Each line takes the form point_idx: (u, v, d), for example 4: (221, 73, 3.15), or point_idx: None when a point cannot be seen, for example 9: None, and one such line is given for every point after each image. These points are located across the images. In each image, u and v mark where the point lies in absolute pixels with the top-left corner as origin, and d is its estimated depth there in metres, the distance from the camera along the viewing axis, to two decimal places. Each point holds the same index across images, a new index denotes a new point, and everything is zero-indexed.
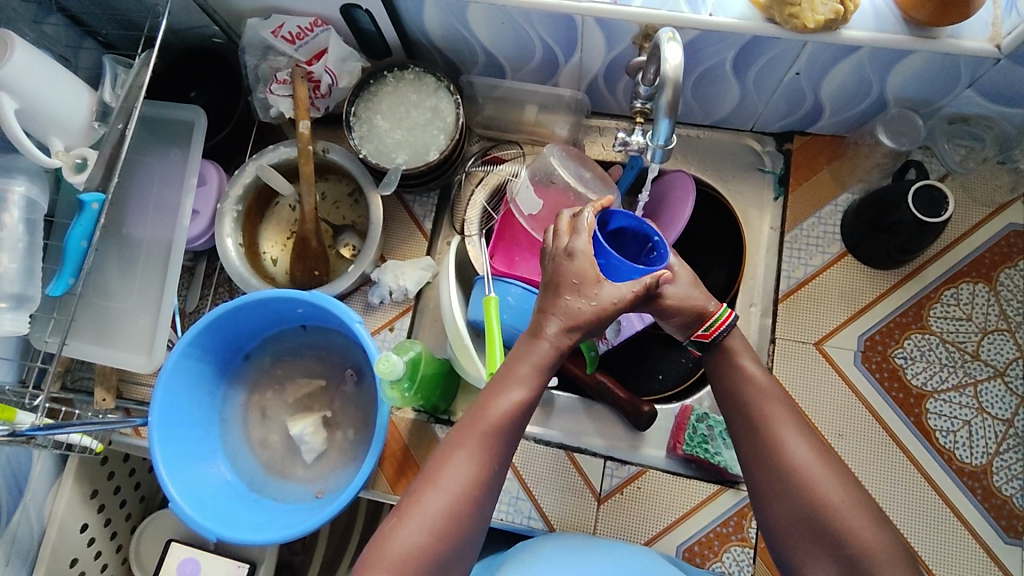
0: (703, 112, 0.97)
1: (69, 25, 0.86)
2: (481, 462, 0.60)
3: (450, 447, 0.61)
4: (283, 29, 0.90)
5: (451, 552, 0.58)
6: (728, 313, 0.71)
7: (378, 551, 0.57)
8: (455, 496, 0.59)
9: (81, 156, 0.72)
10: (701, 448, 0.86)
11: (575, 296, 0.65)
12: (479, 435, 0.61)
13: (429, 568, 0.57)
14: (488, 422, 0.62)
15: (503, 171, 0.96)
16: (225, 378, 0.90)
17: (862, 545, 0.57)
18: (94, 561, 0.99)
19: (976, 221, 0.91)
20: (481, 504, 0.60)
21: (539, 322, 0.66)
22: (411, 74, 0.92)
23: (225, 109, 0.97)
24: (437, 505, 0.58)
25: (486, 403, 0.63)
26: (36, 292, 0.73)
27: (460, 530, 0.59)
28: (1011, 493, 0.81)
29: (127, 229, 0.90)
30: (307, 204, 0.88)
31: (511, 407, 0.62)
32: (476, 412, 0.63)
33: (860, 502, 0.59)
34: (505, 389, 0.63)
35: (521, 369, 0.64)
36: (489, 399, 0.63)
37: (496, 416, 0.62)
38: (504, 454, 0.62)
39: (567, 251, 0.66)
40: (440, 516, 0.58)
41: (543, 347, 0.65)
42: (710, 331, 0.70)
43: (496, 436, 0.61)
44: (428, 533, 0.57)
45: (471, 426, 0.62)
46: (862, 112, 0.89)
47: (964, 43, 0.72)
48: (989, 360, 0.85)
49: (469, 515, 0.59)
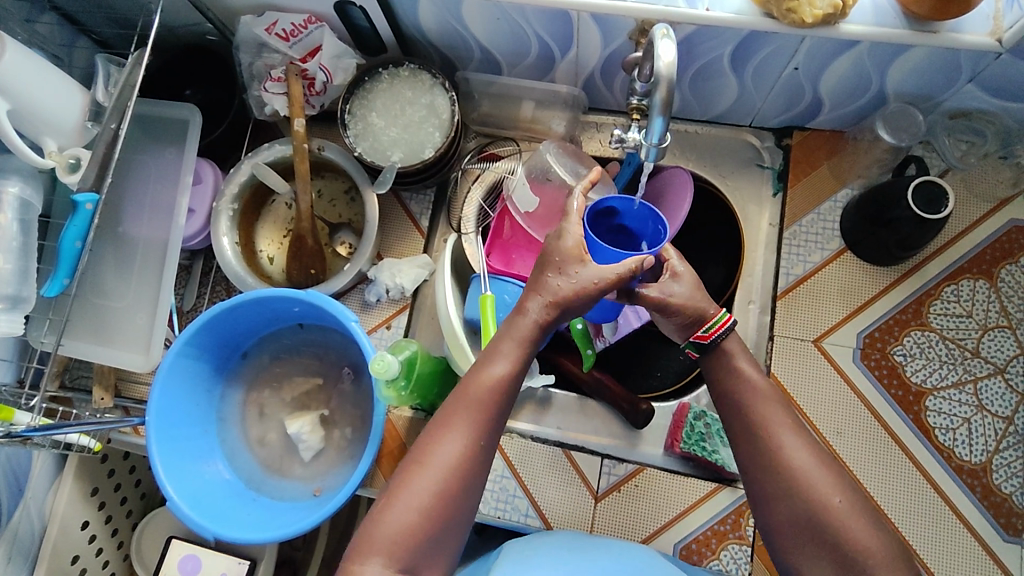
0: (701, 108, 0.96)
1: (62, 24, 0.86)
2: (467, 439, 0.60)
3: (437, 426, 0.61)
4: (276, 27, 0.89)
5: (441, 531, 0.58)
6: (727, 315, 0.70)
7: (369, 533, 0.57)
8: (444, 473, 0.58)
9: (74, 156, 0.72)
10: (699, 446, 0.85)
11: (557, 274, 0.67)
12: (465, 412, 0.61)
13: (419, 547, 0.57)
14: (473, 399, 0.62)
15: (499, 169, 0.95)
16: (223, 377, 0.90)
17: (861, 547, 0.57)
18: (95, 558, 1.00)
19: (976, 217, 0.90)
20: (470, 481, 0.59)
21: (523, 300, 0.67)
22: (406, 71, 0.91)
23: (221, 106, 0.97)
24: (425, 485, 0.58)
25: (471, 381, 0.63)
26: (31, 294, 0.73)
27: (450, 508, 0.58)
28: (1011, 491, 0.81)
29: (123, 228, 0.89)
30: (304, 202, 0.87)
31: (494, 383, 0.62)
32: (463, 391, 0.62)
33: (861, 507, 0.59)
34: (488, 365, 0.63)
35: (517, 353, 0.65)
36: (474, 377, 0.63)
37: (481, 393, 0.62)
38: (492, 430, 0.62)
39: (558, 233, 0.68)
40: (430, 495, 0.58)
41: (538, 335, 0.65)
42: (709, 333, 0.69)
43: (481, 412, 0.61)
44: (417, 512, 0.57)
45: (461, 405, 0.62)
46: (861, 107, 0.88)
47: (964, 37, 0.71)
48: (990, 357, 0.85)
49: (458, 492, 0.59)
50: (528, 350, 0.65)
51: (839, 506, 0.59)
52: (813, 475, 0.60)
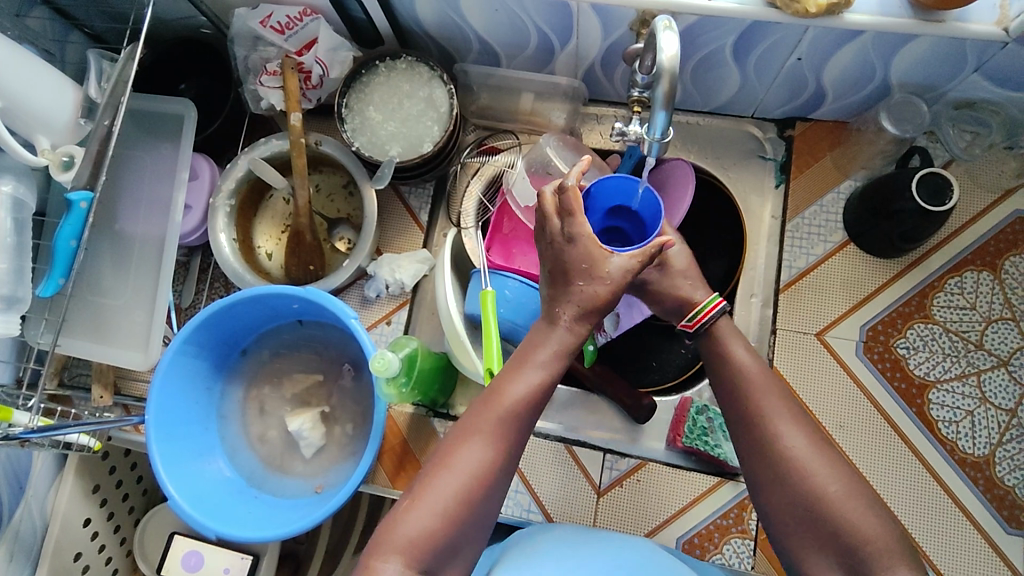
0: (703, 99, 0.95)
1: (54, 18, 0.85)
2: (491, 445, 0.59)
3: (463, 430, 0.60)
4: (271, 20, 0.88)
5: (461, 534, 0.57)
6: (715, 303, 0.70)
7: (388, 533, 0.56)
8: (469, 476, 0.58)
9: (67, 154, 0.71)
10: (701, 441, 0.85)
11: (589, 282, 0.64)
12: (492, 418, 0.60)
13: (438, 551, 0.56)
14: (498, 406, 0.61)
15: (498, 162, 0.94)
16: (223, 374, 0.89)
17: (850, 537, 0.55)
18: (98, 555, 0.99)
19: (981, 208, 0.89)
20: (492, 488, 0.59)
21: (554, 309, 0.66)
22: (404, 63, 0.90)
23: (216, 100, 0.96)
24: (447, 488, 0.57)
25: (500, 389, 0.62)
26: (27, 294, 0.72)
27: (473, 511, 0.58)
28: (1013, 484, 0.81)
29: (120, 225, 0.88)
30: (301, 197, 0.86)
31: (524, 390, 0.62)
32: (489, 397, 0.62)
33: (857, 492, 0.57)
34: (519, 375, 0.62)
35: (533, 355, 0.64)
36: (504, 385, 0.62)
37: (509, 402, 0.61)
38: (518, 438, 0.61)
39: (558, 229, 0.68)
40: (451, 498, 0.57)
41: (559, 333, 0.65)
42: (693, 323, 0.70)
43: (510, 419, 0.60)
44: (438, 514, 0.56)
45: (485, 410, 0.61)
46: (865, 98, 0.87)
47: (970, 26, 0.70)
48: (993, 350, 0.84)
49: (480, 497, 0.58)
50: (561, 363, 0.64)
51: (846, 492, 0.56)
52: (823, 465, 0.58)
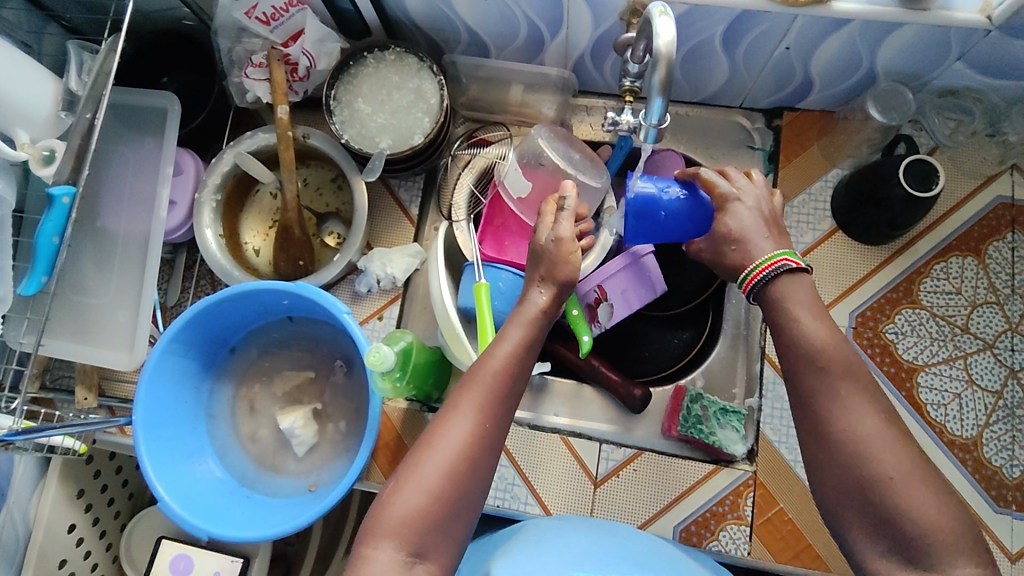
0: (692, 89, 0.95)
1: (30, 9, 0.82)
2: (475, 422, 0.58)
3: (447, 409, 0.60)
4: (257, 10, 0.86)
5: (453, 514, 0.56)
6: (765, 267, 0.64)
7: (379, 518, 0.55)
8: (456, 455, 0.57)
9: (48, 148, 0.69)
10: (696, 429, 0.86)
11: None
12: (476, 396, 0.59)
13: (430, 533, 0.55)
14: (481, 383, 0.60)
15: (490, 154, 0.93)
16: (211, 373, 0.88)
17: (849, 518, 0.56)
18: (84, 562, 0.97)
19: (964, 194, 0.91)
20: (480, 465, 0.58)
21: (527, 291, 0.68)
22: (392, 54, 0.89)
23: (199, 94, 0.94)
24: (435, 468, 0.56)
25: (482, 367, 0.61)
26: (7, 293, 0.70)
27: (462, 491, 0.57)
28: (1000, 464, 0.82)
29: (102, 222, 0.86)
30: (289, 192, 0.84)
31: (506, 364, 0.61)
32: (473, 375, 0.61)
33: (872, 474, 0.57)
34: (501, 352, 0.62)
35: (506, 331, 0.65)
36: (486, 362, 0.62)
37: (490, 379, 0.60)
38: (501, 414, 0.60)
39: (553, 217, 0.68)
40: (439, 478, 0.56)
41: None
42: (744, 286, 0.66)
43: (493, 395, 0.60)
44: (428, 495, 0.55)
45: (469, 388, 0.60)
46: (852, 86, 0.88)
47: (955, 14, 0.71)
48: (979, 333, 0.86)
49: (469, 476, 0.57)
50: (534, 333, 0.65)
51: (888, 473, 0.53)
52: None
